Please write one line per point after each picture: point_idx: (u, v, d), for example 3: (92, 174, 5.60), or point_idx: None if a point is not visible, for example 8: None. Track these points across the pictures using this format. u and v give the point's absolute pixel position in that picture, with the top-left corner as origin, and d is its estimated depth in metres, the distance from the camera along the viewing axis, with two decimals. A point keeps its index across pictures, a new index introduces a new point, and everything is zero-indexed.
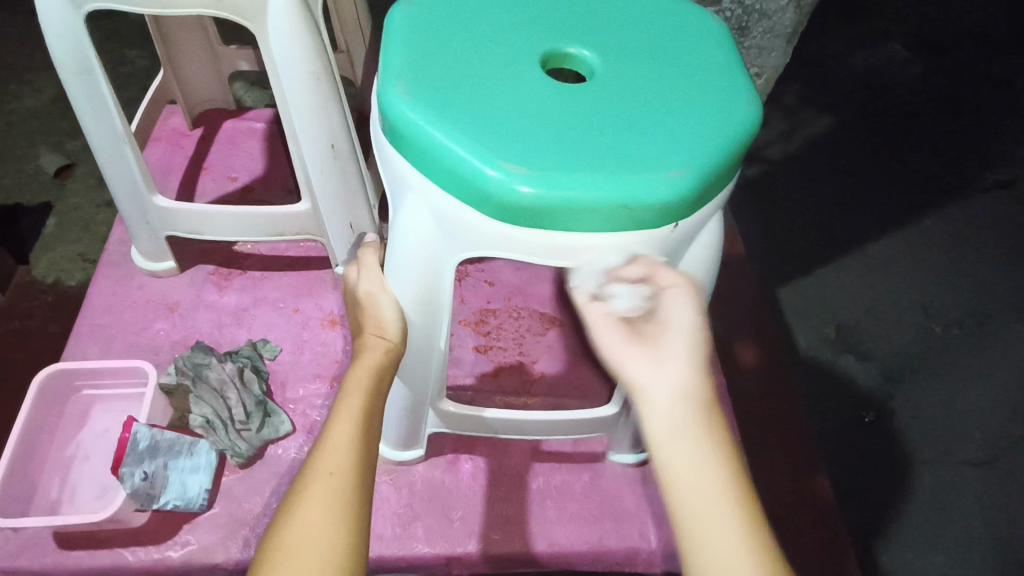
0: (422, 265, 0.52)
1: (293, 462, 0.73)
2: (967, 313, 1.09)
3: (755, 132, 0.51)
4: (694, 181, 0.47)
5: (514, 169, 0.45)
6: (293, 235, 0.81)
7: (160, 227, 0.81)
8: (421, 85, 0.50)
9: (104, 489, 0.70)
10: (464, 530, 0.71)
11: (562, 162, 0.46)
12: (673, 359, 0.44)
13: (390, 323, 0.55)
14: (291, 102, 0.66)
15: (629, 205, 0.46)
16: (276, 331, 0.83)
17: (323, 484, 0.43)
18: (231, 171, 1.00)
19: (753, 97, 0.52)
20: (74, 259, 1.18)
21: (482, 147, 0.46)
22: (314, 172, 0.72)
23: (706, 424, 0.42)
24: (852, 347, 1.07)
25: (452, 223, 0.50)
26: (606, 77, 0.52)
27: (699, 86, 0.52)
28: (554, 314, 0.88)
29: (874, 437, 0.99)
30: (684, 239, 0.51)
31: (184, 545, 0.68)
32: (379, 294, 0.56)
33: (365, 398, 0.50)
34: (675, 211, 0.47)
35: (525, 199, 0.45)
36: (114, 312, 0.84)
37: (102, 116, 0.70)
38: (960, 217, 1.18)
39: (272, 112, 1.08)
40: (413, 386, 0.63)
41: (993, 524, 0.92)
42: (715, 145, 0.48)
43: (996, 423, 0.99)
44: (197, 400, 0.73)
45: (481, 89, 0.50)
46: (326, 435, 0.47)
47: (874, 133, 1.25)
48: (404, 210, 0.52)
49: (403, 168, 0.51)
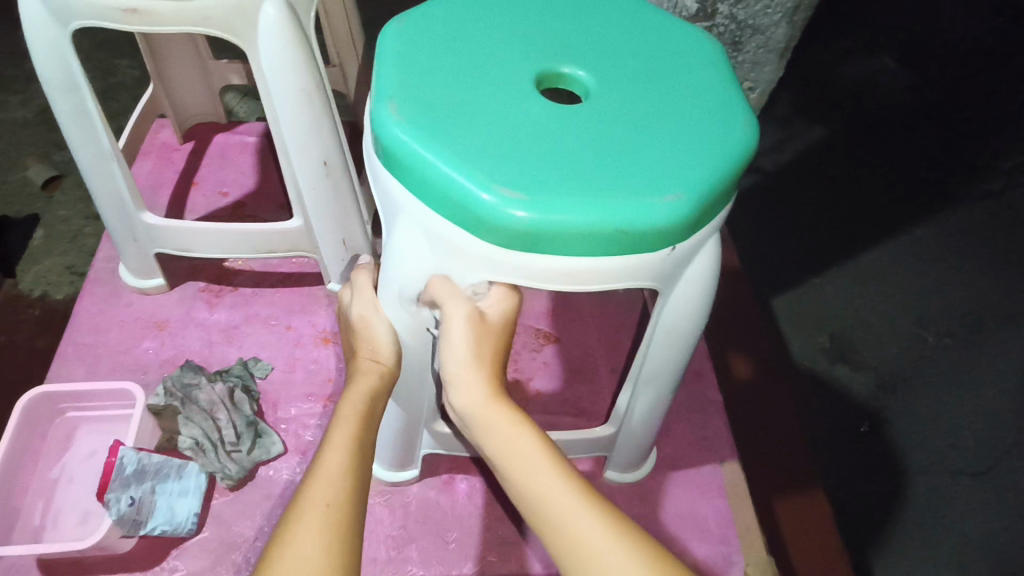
0: (415, 288, 0.52)
1: (284, 485, 0.72)
2: (961, 322, 1.09)
3: (751, 152, 0.50)
4: (690, 204, 0.46)
5: (508, 193, 0.45)
6: (285, 252, 0.80)
7: (148, 244, 0.80)
8: (415, 106, 0.49)
9: (88, 514, 0.69)
10: (460, 552, 0.70)
11: (555, 185, 0.45)
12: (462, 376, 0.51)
13: (385, 346, 0.54)
14: (282, 119, 0.66)
15: (625, 229, 0.45)
16: (268, 349, 0.82)
17: (319, 517, 0.42)
18: (221, 185, 0.99)
19: (749, 117, 0.52)
20: (62, 272, 1.16)
21: (475, 171, 0.45)
22: (306, 189, 0.71)
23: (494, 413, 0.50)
24: (846, 357, 1.07)
25: (445, 246, 0.49)
26: (600, 98, 0.52)
27: (695, 107, 0.52)
28: (549, 329, 0.87)
29: (870, 447, 0.99)
30: (682, 259, 0.50)
31: (172, 571, 0.66)
32: (373, 318, 0.55)
33: (359, 425, 0.49)
34: (673, 234, 0.47)
35: (519, 223, 0.45)
36: (102, 330, 0.83)
37: (89, 133, 0.68)
38: (952, 226, 1.18)
39: (263, 125, 1.07)
40: (409, 406, 0.62)
41: (991, 536, 0.92)
42: (711, 168, 0.48)
43: (991, 434, 0.99)
44: (186, 421, 0.71)
45: (474, 109, 0.49)
46: (318, 465, 0.46)
47: (865, 143, 1.26)
48: (396, 232, 0.51)
49: (395, 190, 0.50)
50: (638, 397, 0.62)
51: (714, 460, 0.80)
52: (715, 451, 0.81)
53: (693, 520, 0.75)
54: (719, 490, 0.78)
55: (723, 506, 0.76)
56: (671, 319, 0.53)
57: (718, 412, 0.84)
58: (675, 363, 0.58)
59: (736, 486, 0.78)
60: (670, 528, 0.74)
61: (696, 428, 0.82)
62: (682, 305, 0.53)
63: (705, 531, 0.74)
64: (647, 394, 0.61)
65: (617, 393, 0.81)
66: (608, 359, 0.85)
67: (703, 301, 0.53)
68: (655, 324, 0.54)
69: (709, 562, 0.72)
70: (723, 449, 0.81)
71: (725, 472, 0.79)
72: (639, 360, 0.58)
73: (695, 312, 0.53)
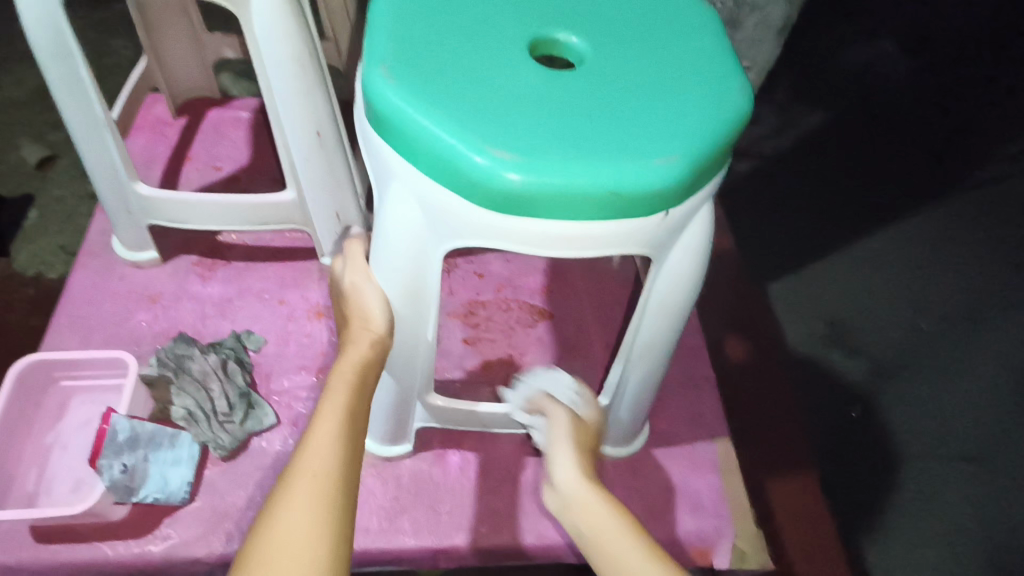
0: (409, 256, 0.52)
1: (277, 455, 0.72)
2: (956, 309, 1.09)
3: (746, 119, 0.50)
4: (685, 167, 0.46)
5: (501, 155, 0.44)
6: (278, 225, 0.80)
7: (141, 216, 0.80)
8: (408, 70, 0.49)
9: (81, 482, 0.69)
10: (452, 523, 0.71)
11: (550, 149, 0.45)
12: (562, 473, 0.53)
13: (376, 314, 0.55)
14: (274, 88, 0.65)
15: (621, 192, 0.45)
16: (261, 322, 0.82)
17: (305, 484, 0.42)
18: (215, 160, 0.98)
19: (744, 83, 0.51)
20: (57, 251, 1.15)
21: (469, 133, 0.45)
22: (299, 160, 0.71)
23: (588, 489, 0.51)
24: (841, 342, 1.08)
25: (438, 212, 0.49)
26: (593, 63, 0.51)
27: (689, 72, 0.51)
28: (543, 306, 0.87)
29: (863, 433, 1.00)
30: (675, 226, 0.50)
31: (165, 539, 0.66)
32: (364, 286, 0.56)
33: (350, 396, 0.50)
34: (668, 198, 0.47)
35: (513, 185, 0.45)
36: (95, 302, 0.82)
37: (80, 100, 0.68)
38: (948, 213, 1.18)
39: (257, 101, 1.06)
40: (401, 378, 0.62)
41: (981, 520, 0.93)
42: (707, 132, 0.48)
43: (982, 418, 1.00)
44: (179, 391, 0.72)
45: (468, 74, 0.49)
46: (307, 436, 0.46)
47: (862, 131, 1.25)
48: (389, 199, 0.51)
49: (387, 155, 0.50)
50: (631, 369, 0.62)
51: (705, 436, 0.80)
52: (708, 427, 0.81)
53: (684, 495, 0.76)
54: (711, 466, 0.78)
55: (715, 481, 0.77)
56: (664, 287, 0.53)
57: (710, 390, 0.84)
58: (668, 334, 0.58)
59: (728, 462, 0.78)
60: (662, 504, 0.75)
61: (688, 405, 0.83)
62: (675, 273, 0.53)
63: (696, 506, 0.75)
64: (640, 367, 0.61)
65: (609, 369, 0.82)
66: (601, 335, 0.85)
67: (697, 268, 0.53)
68: (648, 294, 0.54)
69: (700, 536, 0.73)
70: (715, 426, 0.81)
71: (717, 448, 0.79)
72: (632, 333, 0.58)
73: (689, 279, 0.53)
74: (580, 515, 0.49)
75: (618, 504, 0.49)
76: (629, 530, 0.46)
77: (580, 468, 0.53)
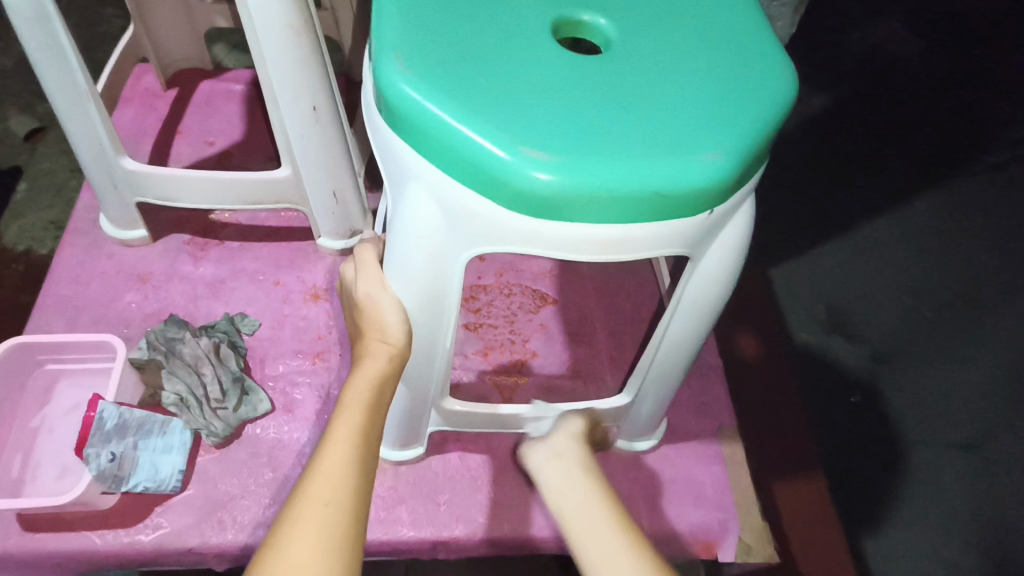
0: (425, 260, 0.46)
1: (272, 443, 0.70)
2: (956, 295, 1.05)
3: (792, 106, 0.45)
4: (733, 162, 0.42)
5: (533, 154, 0.40)
6: (272, 204, 0.76)
7: (129, 192, 0.76)
8: (422, 55, 0.43)
9: (66, 469, 0.67)
10: (451, 514, 0.69)
11: (585, 145, 0.40)
12: (562, 442, 0.51)
13: (394, 328, 0.50)
14: (269, 59, 0.61)
15: (663, 192, 0.41)
16: (256, 305, 0.79)
17: (315, 517, 0.39)
18: (207, 135, 0.94)
19: (787, 64, 0.47)
20: (46, 227, 1.12)
21: (495, 128, 0.40)
22: (294, 136, 0.67)
23: (584, 467, 0.48)
24: (841, 328, 1.05)
25: (461, 214, 0.43)
26: (624, 48, 0.46)
27: (728, 55, 0.46)
28: (546, 291, 0.84)
29: (862, 418, 0.98)
30: (716, 224, 0.45)
31: (156, 528, 0.64)
32: (380, 296, 0.50)
33: (364, 416, 0.47)
34: (714, 197, 0.42)
35: (547, 187, 0.40)
36: (82, 282, 0.79)
37: (61, 69, 0.64)
38: (953, 196, 1.13)
39: (251, 73, 1.02)
40: (416, 383, 0.58)
41: (978, 511, 0.91)
42: (755, 123, 0.43)
43: (981, 407, 0.97)
44: (170, 375, 0.69)
45: (488, 58, 0.44)
46: (318, 459, 0.43)
47: (869, 112, 1.20)
48: (404, 197, 0.45)
49: (400, 150, 0.44)
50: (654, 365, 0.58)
51: (711, 427, 0.78)
52: (713, 417, 0.79)
53: (688, 486, 0.74)
54: (715, 455, 0.76)
55: (719, 472, 0.75)
56: (700, 288, 0.49)
57: (715, 378, 0.82)
58: (697, 332, 0.54)
59: (735, 453, 0.76)
60: (666, 495, 0.73)
61: (693, 394, 0.81)
62: (712, 272, 0.48)
63: (699, 497, 0.73)
64: (666, 361, 0.57)
65: (615, 357, 0.79)
66: (606, 322, 0.82)
67: (734, 269, 0.49)
68: (680, 293, 0.50)
69: (703, 529, 0.71)
70: (721, 416, 0.79)
71: (722, 438, 0.77)
72: (660, 331, 0.54)
73: (726, 279, 0.49)
74: (552, 457, 0.49)
75: (593, 466, 0.49)
76: (596, 490, 0.45)
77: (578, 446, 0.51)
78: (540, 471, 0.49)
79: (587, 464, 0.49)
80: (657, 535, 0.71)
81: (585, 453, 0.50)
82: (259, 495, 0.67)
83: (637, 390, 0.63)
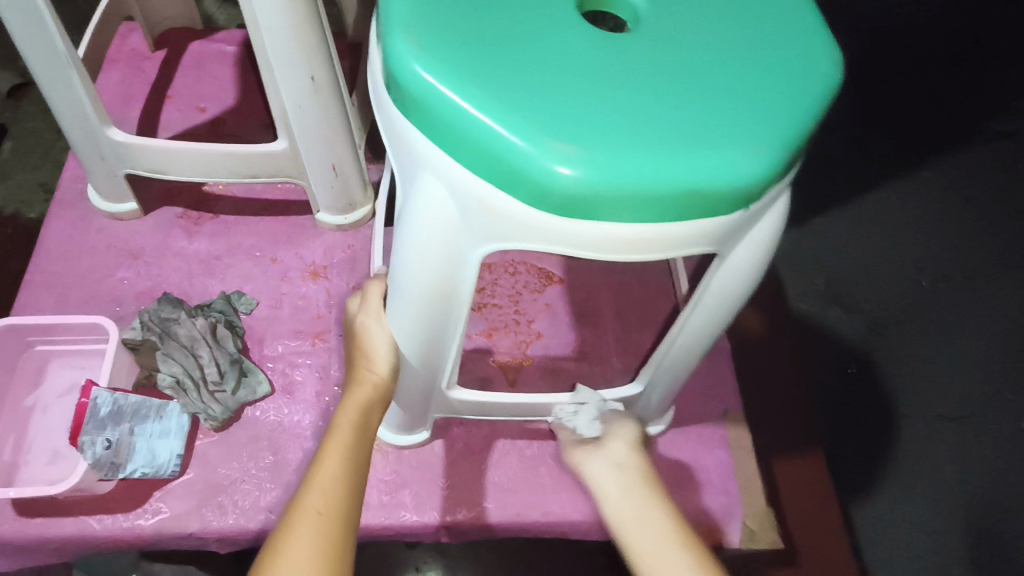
0: (439, 256, 0.43)
1: (273, 427, 0.68)
2: (955, 267, 1.03)
3: (834, 93, 0.42)
4: (772, 159, 0.39)
5: (557, 147, 0.37)
6: (269, 176, 0.73)
7: (117, 164, 0.72)
8: (437, 33, 0.39)
9: (59, 453, 0.65)
10: (455, 498, 0.68)
11: (614, 137, 0.37)
12: (615, 443, 0.53)
13: (381, 358, 0.53)
14: (262, 24, 0.56)
15: (697, 190, 0.38)
16: (253, 283, 0.77)
17: (310, 524, 0.41)
18: (199, 100, 0.90)
19: (832, 48, 0.43)
20: (34, 189, 1.08)
21: (519, 118, 0.37)
22: (292, 107, 0.63)
23: (637, 467, 0.50)
24: (841, 299, 1.02)
25: (476, 209, 0.40)
26: (655, 25, 0.43)
27: (767, 34, 0.43)
28: (553, 270, 0.82)
29: (854, 387, 0.96)
30: (748, 220, 0.43)
31: (156, 513, 0.63)
32: (377, 332, 0.53)
33: (354, 435, 0.49)
34: (750, 194, 0.40)
35: (574, 185, 0.37)
36: (71, 257, 0.76)
37: (38, 34, 0.60)
38: (960, 165, 1.10)
39: (242, 33, 0.97)
40: (422, 376, 0.56)
41: (966, 484, 0.90)
42: (795, 116, 0.40)
43: (975, 381, 0.95)
44: (165, 358, 0.67)
45: (507, 36, 0.40)
46: (312, 473, 0.45)
47: (881, 80, 1.15)
48: (415, 188, 0.42)
49: (412, 137, 0.41)
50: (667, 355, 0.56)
51: (718, 411, 0.77)
52: (721, 401, 0.78)
53: (693, 471, 0.73)
54: (721, 440, 0.75)
55: (726, 457, 0.74)
56: (726, 282, 0.47)
57: (721, 360, 0.80)
58: (717, 325, 0.51)
59: (741, 438, 0.75)
60: (672, 480, 0.73)
61: (701, 376, 0.79)
62: (738, 268, 0.46)
63: (705, 481, 0.73)
64: (681, 353, 0.55)
65: (622, 341, 0.78)
66: (613, 302, 0.80)
67: (762, 264, 0.46)
68: (703, 288, 0.48)
69: (708, 513, 0.71)
70: (728, 401, 0.78)
71: (728, 422, 0.76)
72: (678, 324, 0.52)
73: (751, 277, 0.47)
74: (603, 459, 0.52)
75: (650, 474, 0.50)
76: (650, 496, 0.48)
77: (630, 445, 0.53)
78: (594, 474, 0.51)
79: (643, 470, 0.50)
80: None
81: (639, 455, 0.52)
82: (260, 479, 0.66)
83: (649, 379, 0.61)
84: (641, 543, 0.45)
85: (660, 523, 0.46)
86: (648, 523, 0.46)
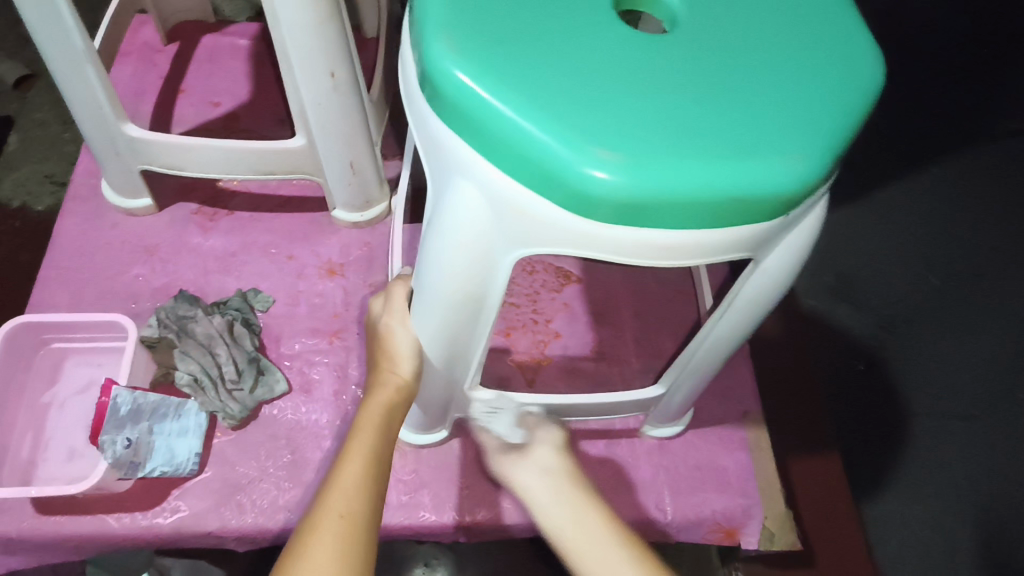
0: (470, 259, 0.42)
1: (291, 426, 0.68)
2: (964, 261, 1.01)
3: (877, 96, 0.41)
4: (815, 165, 0.38)
5: (598, 153, 0.36)
6: (286, 173, 0.72)
7: (132, 160, 0.72)
8: (474, 35, 0.39)
9: (76, 451, 0.65)
10: (474, 498, 0.68)
11: (656, 142, 0.37)
12: (541, 446, 0.51)
13: (405, 359, 0.53)
14: (284, 20, 0.55)
15: (739, 197, 0.37)
16: (269, 280, 0.76)
17: (332, 527, 0.41)
18: (212, 95, 0.89)
19: (873, 51, 0.43)
20: (41, 181, 1.07)
21: (558, 123, 0.37)
22: (310, 103, 0.63)
23: (566, 467, 0.48)
24: (851, 296, 1.00)
25: (510, 213, 0.40)
26: (695, 26, 0.42)
27: (808, 36, 0.42)
28: (570, 268, 0.81)
29: (866, 385, 0.95)
30: (786, 225, 0.42)
31: (174, 511, 0.63)
32: (401, 334, 0.53)
33: (377, 434, 0.48)
34: (792, 201, 0.39)
35: (614, 191, 0.36)
36: (85, 253, 0.76)
37: (56, 29, 0.59)
38: (975, 160, 1.08)
39: (254, 26, 0.95)
40: (445, 377, 0.55)
41: (977, 483, 0.88)
42: (838, 121, 0.39)
43: (988, 380, 0.93)
44: (183, 356, 0.67)
45: (544, 38, 0.39)
46: (335, 474, 0.45)
47: (897, 74, 1.13)
48: (446, 191, 0.41)
49: (446, 139, 0.41)
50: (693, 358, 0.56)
51: (736, 412, 0.76)
52: (739, 402, 0.77)
53: (712, 472, 0.73)
54: (740, 442, 0.75)
55: (744, 459, 0.74)
56: (759, 286, 0.46)
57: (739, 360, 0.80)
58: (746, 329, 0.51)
59: (760, 440, 0.75)
60: (690, 481, 0.72)
61: (719, 377, 0.78)
62: (772, 272, 0.45)
63: (723, 482, 0.72)
64: (708, 355, 0.55)
65: (640, 341, 0.77)
66: (631, 302, 0.79)
67: (797, 268, 0.46)
68: (736, 291, 0.47)
69: (727, 514, 0.71)
70: (746, 402, 0.77)
71: (747, 424, 0.76)
72: (706, 327, 0.52)
73: (784, 281, 0.46)
74: (530, 464, 0.49)
75: (579, 473, 0.48)
76: (581, 494, 0.46)
77: (556, 446, 0.51)
78: (521, 479, 0.48)
79: (570, 467, 0.48)
80: (677, 519, 0.70)
81: (566, 456, 0.50)
82: (278, 478, 0.65)
83: (672, 382, 0.61)
84: (579, 545, 0.43)
85: (596, 522, 0.44)
86: (585, 525, 0.43)
